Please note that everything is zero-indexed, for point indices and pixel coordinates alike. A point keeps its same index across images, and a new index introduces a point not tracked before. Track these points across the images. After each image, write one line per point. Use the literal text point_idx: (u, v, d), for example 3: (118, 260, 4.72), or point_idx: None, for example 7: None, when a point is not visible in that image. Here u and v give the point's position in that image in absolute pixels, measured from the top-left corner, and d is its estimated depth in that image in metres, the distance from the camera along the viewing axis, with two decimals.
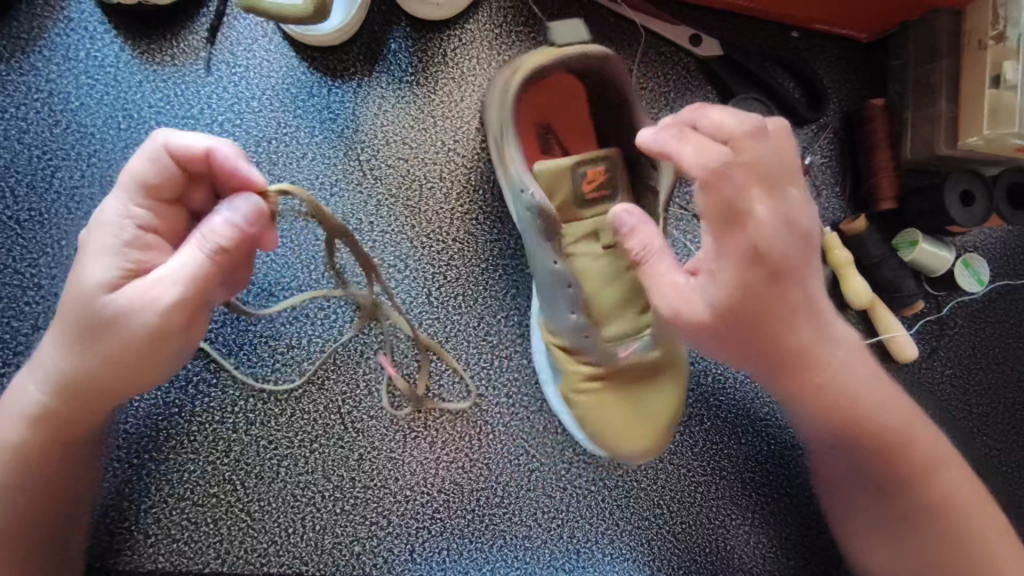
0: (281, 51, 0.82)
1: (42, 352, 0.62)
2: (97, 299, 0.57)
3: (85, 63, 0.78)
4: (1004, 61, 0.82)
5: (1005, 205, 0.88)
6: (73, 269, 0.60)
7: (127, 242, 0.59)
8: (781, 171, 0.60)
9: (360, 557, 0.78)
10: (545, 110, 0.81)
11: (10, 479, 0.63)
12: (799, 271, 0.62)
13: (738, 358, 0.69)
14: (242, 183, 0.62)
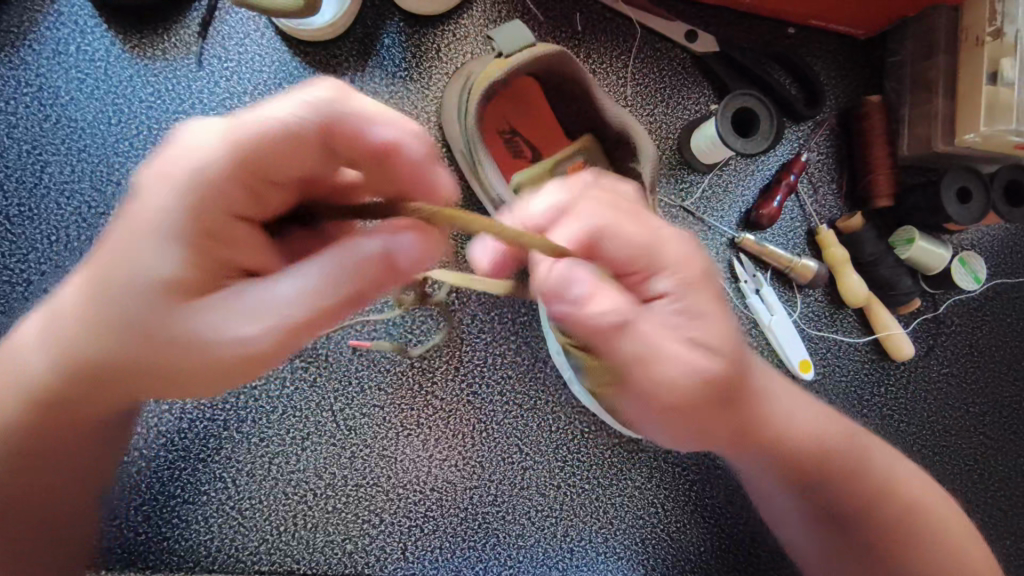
0: (274, 45, 0.81)
1: (64, 306, 0.57)
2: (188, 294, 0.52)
3: (75, 57, 0.77)
4: (1002, 58, 0.83)
5: (1002, 203, 0.88)
6: (125, 241, 0.53)
7: (188, 216, 0.52)
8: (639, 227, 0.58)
9: (352, 555, 0.77)
10: (505, 115, 0.79)
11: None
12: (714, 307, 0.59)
13: (704, 437, 0.65)
14: (422, 188, 0.58)
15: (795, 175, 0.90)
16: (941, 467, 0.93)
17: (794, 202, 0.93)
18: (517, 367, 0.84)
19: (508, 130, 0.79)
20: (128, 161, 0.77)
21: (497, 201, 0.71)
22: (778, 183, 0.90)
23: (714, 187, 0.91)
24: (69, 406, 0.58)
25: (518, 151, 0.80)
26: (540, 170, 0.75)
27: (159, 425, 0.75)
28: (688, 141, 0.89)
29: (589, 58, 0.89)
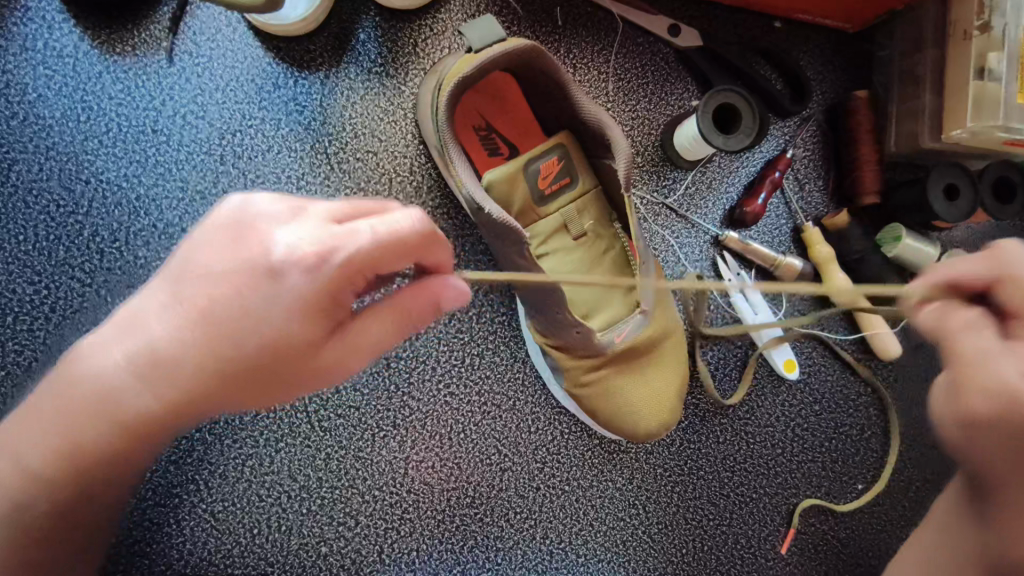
0: (246, 41, 0.80)
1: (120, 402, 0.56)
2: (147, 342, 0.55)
3: (43, 53, 0.76)
4: (989, 53, 0.79)
5: (990, 200, 0.86)
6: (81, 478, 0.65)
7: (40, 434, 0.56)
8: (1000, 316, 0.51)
9: (327, 558, 0.76)
10: (481, 111, 0.77)
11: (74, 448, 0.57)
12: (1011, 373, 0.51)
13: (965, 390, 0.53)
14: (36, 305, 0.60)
15: (780, 172, 0.88)
16: (926, 469, 0.92)
17: (779, 199, 0.92)
18: (495, 368, 0.82)
19: (484, 125, 0.77)
20: (97, 159, 0.76)
21: (470, 203, 0.70)
22: (761, 180, 0.89)
23: (698, 183, 0.90)
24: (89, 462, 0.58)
25: (494, 147, 0.78)
26: (514, 169, 0.74)
27: None
28: (671, 138, 0.88)
29: (569, 53, 0.88)
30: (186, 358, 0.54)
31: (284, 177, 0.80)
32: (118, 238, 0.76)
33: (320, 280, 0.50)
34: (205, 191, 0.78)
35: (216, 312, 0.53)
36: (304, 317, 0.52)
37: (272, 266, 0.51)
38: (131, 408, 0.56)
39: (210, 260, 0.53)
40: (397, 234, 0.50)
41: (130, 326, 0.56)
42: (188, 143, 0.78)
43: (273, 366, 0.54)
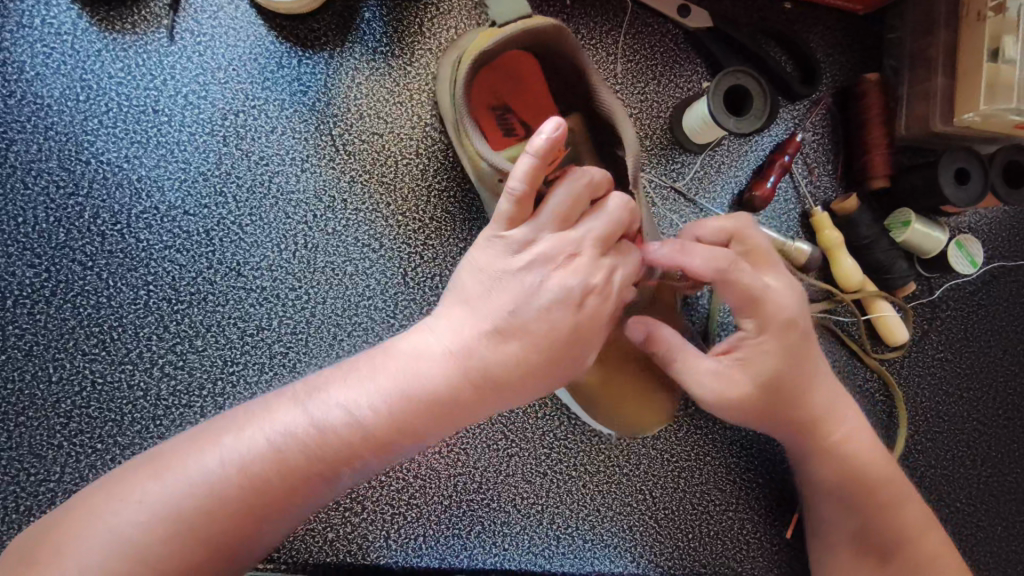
0: (249, 19, 0.78)
1: (398, 377, 0.58)
2: (396, 376, 0.58)
3: (40, 30, 0.74)
4: (1004, 36, 0.79)
5: (1002, 185, 0.85)
6: (202, 449, 0.55)
7: (422, 376, 0.57)
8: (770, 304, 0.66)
9: (334, 543, 0.77)
10: (500, 87, 0.76)
11: (427, 398, 0.57)
12: (804, 379, 0.69)
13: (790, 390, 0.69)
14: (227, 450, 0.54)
15: (789, 156, 0.87)
16: (932, 455, 0.91)
17: (787, 183, 0.91)
18: None
19: (502, 105, 0.76)
20: (98, 140, 0.75)
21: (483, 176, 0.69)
22: (771, 164, 0.87)
23: (707, 167, 0.89)
24: (437, 411, 0.58)
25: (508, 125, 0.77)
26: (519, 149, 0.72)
27: (134, 412, 0.73)
28: (680, 121, 0.87)
29: (578, 34, 0.86)
30: (373, 414, 0.56)
31: (288, 159, 0.78)
32: (119, 220, 0.75)
33: (563, 280, 0.58)
34: (208, 172, 0.77)
35: (511, 296, 0.58)
36: (555, 307, 0.58)
37: (525, 244, 0.59)
38: (430, 386, 0.57)
39: (480, 285, 0.60)
40: (615, 219, 0.60)
41: (382, 360, 0.59)
42: (190, 123, 0.77)
43: (557, 343, 0.59)
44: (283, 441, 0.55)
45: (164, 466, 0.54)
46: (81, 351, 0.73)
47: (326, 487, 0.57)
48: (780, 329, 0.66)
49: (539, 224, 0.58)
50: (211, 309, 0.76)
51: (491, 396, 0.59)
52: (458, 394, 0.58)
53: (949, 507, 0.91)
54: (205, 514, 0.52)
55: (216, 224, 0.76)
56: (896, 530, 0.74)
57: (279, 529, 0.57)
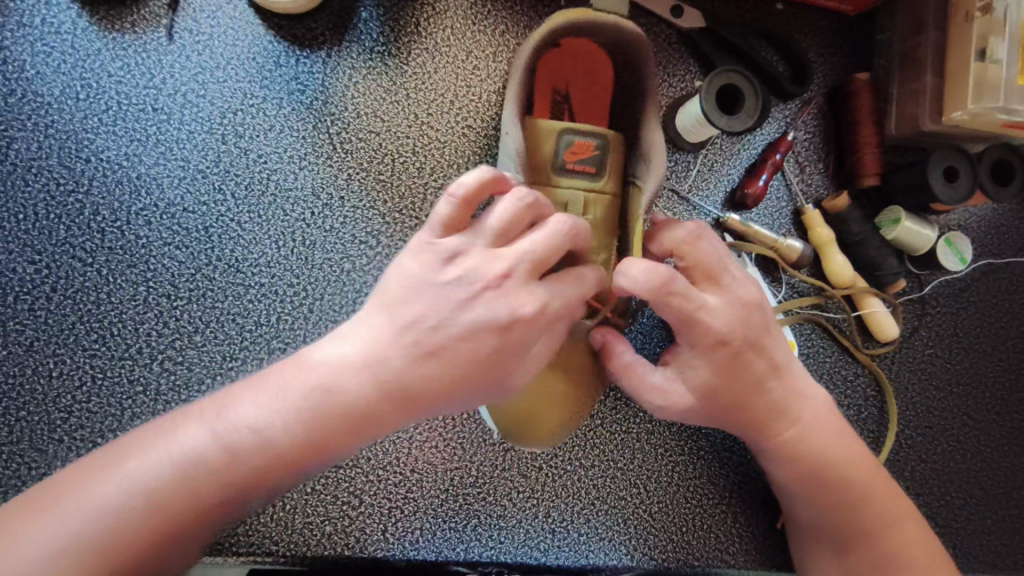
0: (247, 18, 0.79)
1: (314, 393, 0.56)
2: (310, 388, 0.57)
3: (41, 29, 0.75)
4: (992, 36, 0.80)
5: (989, 182, 0.87)
6: (119, 469, 0.55)
7: (339, 390, 0.56)
8: (706, 325, 0.64)
9: (332, 537, 0.78)
10: (569, 77, 0.78)
11: (345, 413, 0.56)
12: (749, 383, 0.68)
13: (733, 394, 0.68)
14: (139, 469, 0.55)
15: (781, 154, 0.88)
16: (923, 449, 0.93)
17: (780, 181, 0.92)
18: None
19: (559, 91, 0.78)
20: (98, 137, 0.76)
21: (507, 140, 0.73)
22: (762, 162, 0.89)
23: (700, 165, 0.90)
24: (357, 427, 0.57)
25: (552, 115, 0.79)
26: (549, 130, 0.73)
27: (133, 407, 0.74)
28: (674, 121, 0.88)
29: None
30: (287, 427, 0.56)
31: (286, 156, 0.79)
32: (119, 217, 0.76)
33: (490, 304, 0.56)
34: (207, 170, 0.77)
35: (427, 305, 0.56)
36: (483, 327, 0.56)
37: (450, 259, 0.57)
38: (341, 397, 0.56)
39: (400, 289, 0.57)
40: (556, 242, 0.58)
41: (298, 366, 0.58)
42: (189, 122, 0.77)
43: (481, 365, 0.56)
44: (221, 442, 0.56)
45: (112, 460, 0.56)
46: (81, 347, 0.74)
47: (244, 501, 0.58)
48: (712, 349, 0.66)
49: (475, 237, 0.58)
50: (209, 305, 0.76)
51: (412, 414, 0.58)
52: (366, 407, 0.56)
53: (939, 500, 0.92)
54: (148, 514, 0.54)
55: (215, 221, 0.77)
56: (865, 525, 0.72)
57: (219, 526, 0.58)
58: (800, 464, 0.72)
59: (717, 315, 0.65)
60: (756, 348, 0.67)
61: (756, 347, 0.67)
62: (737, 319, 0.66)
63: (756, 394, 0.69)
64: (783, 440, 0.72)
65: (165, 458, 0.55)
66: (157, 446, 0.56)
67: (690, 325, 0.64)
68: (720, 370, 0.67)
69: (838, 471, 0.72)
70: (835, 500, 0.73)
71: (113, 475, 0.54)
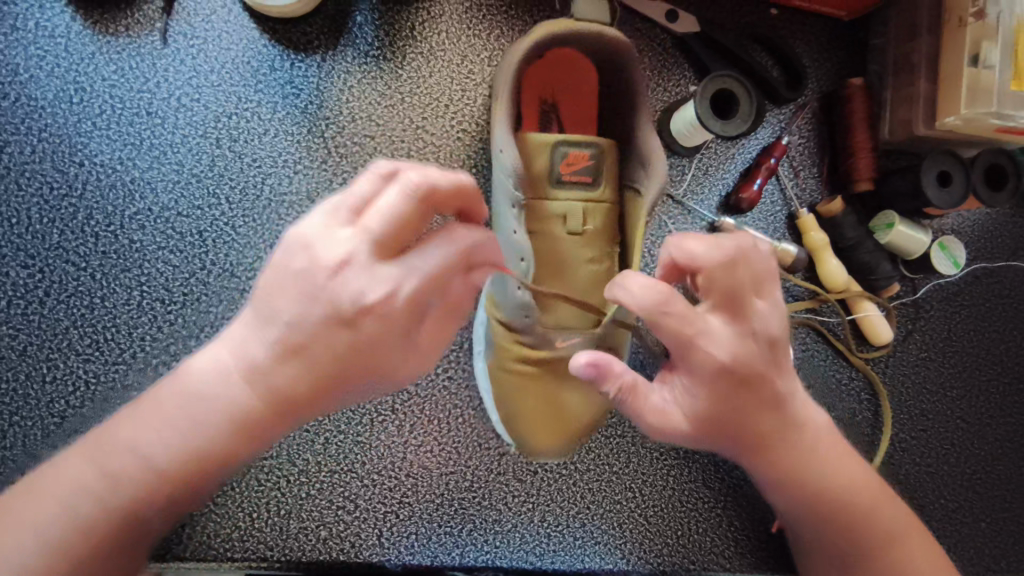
0: (241, 22, 0.79)
1: (218, 385, 0.54)
2: (212, 383, 0.55)
3: (34, 33, 0.75)
4: (983, 41, 0.81)
5: (982, 187, 0.87)
6: (48, 483, 0.55)
7: (239, 382, 0.54)
8: (709, 347, 0.59)
9: (327, 542, 0.77)
10: (556, 87, 0.80)
11: (250, 408, 0.54)
12: (754, 411, 0.63)
13: (738, 422, 0.63)
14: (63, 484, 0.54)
15: (775, 159, 0.88)
16: (917, 452, 0.93)
17: (774, 186, 0.92)
18: None
19: (549, 102, 0.80)
20: (91, 141, 0.75)
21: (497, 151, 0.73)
22: (758, 167, 0.89)
23: (695, 170, 0.90)
24: (276, 417, 0.55)
25: (541, 127, 0.80)
26: (541, 144, 0.73)
27: None
28: (668, 125, 0.88)
29: None
30: (205, 423, 0.54)
31: (281, 160, 0.79)
32: (113, 221, 0.75)
33: (345, 290, 0.50)
34: (201, 174, 0.77)
35: (293, 303, 0.51)
36: (331, 320, 0.50)
37: (339, 268, 0.50)
38: (227, 404, 0.54)
39: (268, 285, 0.52)
40: (399, 219, 0.50)
41: (176, 383, 0.56)
42: (184, 126, 0.77)
43: (357, 352, 0.52)
44: (110, 469, 0.54)
45: (16, 499, 0.54)
46: (75, 352, 0.73)
47: (185, 495, 0.58)
48: (712, 377, 0.60)
49: (353, 232, 0.50)
50: (204, 310, 0.76)
51: (321, 399, 0.55)
52: (258, 411, 0.54)
53: (934, 504, 0.92)
54: (74, 545, 0.53)
55: (209, 225, 0.77)
56: (867, 543, 0.71)
57: (151, 527, 0.59)
58: (799, 483, 0.69)
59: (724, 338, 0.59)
60: (765, 380, 0.61)
61: (767, 377, 0.61)
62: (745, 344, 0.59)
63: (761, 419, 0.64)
64: (784, 462, 0.68)
65: (87, 469, 0.55)
66: (82, 457, 0.55)
67: (690, 349, 0.59)
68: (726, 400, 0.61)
69: (839, 492, 0.70)
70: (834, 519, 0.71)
71: (45, 490, 0.54)
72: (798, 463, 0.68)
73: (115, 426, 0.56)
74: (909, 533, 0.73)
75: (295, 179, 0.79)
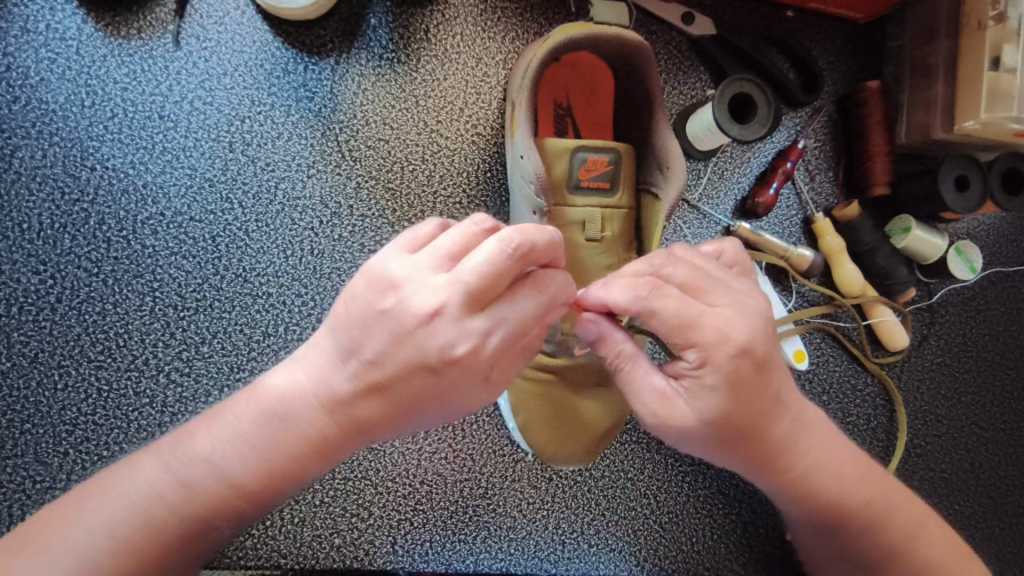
0: (254, 24, 0.78)
1: (289, 407, 0.55)
2: (285, 402, 0.56)
3: (45, 35, 0.74)
4: (1004, 44, 0.80)
5: (1000, 191, 0.86)
6: (115, 484, 0.56)
7: (312, 403, 0.55)
8: (712, 329, 0.55)
9: (340, 549, 0.77)
10: (570, 91, 0.79)
11: (323, 432, 0.55)
12: (762, 413, 0.59)
13: (747, 427, 0.59)
14: (134, 487, 0.55)
15: (791, 163, 0.87)
16: (931, 458, 0.92)
17: (789, 189, 0.91)
18: None
19: (564, 106, 0.79)
20: (103, 145, 0.75)
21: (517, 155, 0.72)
22: (773, 171, 0.88)
23: (710, 174, 0.89)
24: (344, 441, 0.56)
25: (557, 132, 0.79)
26: (560, 150, 0.72)
27: (140, 420, 0.73)
28: (683, 128, 0.87)
29: None
30: (276, 439, 0.56)
31: (294, 165, 0.78)
32: (125, 226, 0.75)
33: (435, 338, 0.50)
34: (214, 178, 0.76)
35: (377, 342, 0.51)
36: (414, 365, 0.51)
37: (432, 315, 0.50)
38: (299, 424, 0.55)
39: (349, 320, 0.52)
40: (499, 273, 0.49)
41: (251, 398, 0.57)
42: (197, 130, 0.76)
43: (432, 391, 0.53)
44: (186, 477, 0.55)
45: (89, 496, 0.55)
46: (87, 358, 0.73)
47: (244, 511, 0.59)
48: (726, 362, 0.54)
49: (447, 283, 0.49)
50: (217, 315, 0.75)
51: (386, 428, 0.56)
52: (327, 434, 0.55)
53: (948, 510, 0.92)
54: (134, 547, 0.54)
55: (222, 230, 0.76)
56: (891, 553, 0.68)
57: (216, 537, 0.59)
58: (811, 492, 0.66)
59: (729, 320, 0.55)
60: (771, 369, 0.57)
61: (769, 372, 0.57)
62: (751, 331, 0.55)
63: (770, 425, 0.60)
64: (794, 472, 0.64)
65: (155, 475, 0.55)
66: (152, 462, 0.56)
67: (693, 331, 0.55)
68: (736, 399, 0.56)
69: (862, 492, 0.66)
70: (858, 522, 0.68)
71: (114, 491, 0.55)
72: (808, 474, 0.65)
73: (188, 435, 0.57)
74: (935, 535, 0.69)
75: (308, 183, 0.78)
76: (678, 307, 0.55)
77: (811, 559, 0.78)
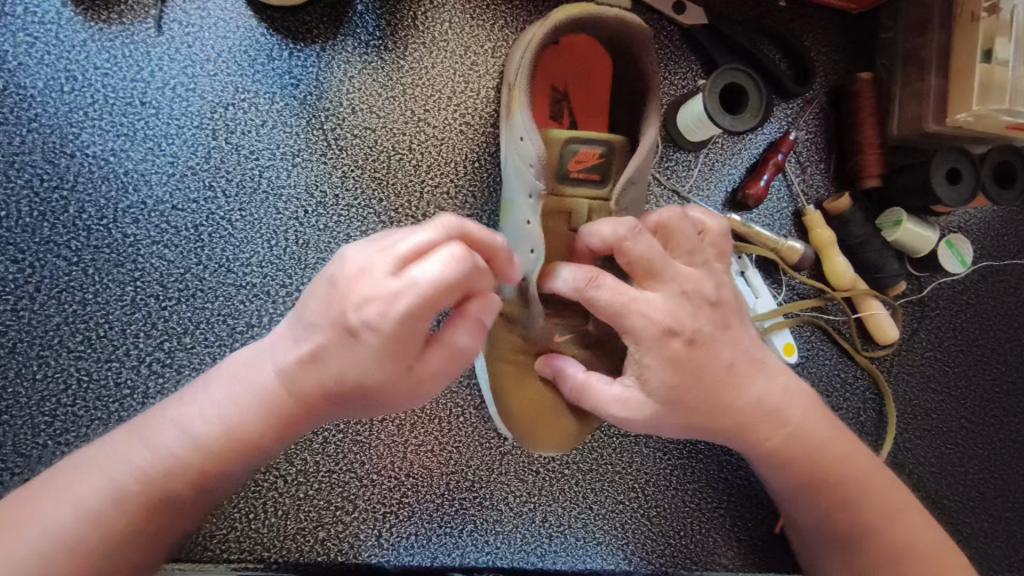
0: (238, 10, 0.77)
1: (255, 378, 0.57)
2: (250, 374, 0.58)
3: (23, 19, 0.72)
4: (996, 37, 0.80)
5: (991, 184, 0.86)
6: (92, 458, 0.56)
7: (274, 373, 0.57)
8: (658, 310, 0.59)
9: (324, 543, 0.76)
10: (568, 76, 0.78)
11: (286, 402, 0.57)
12: (718, 385, 0.62)
13: (704, 401, 0.62)
14: (106, 461, 0.55)
15: (783, 155, 0.87)
16: (921, 451, 0.92)
17: (781, 181, 0.91)
18: None
19: (560, 92, 0.78)
20: (83, 132, 0.73)
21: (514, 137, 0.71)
22: (765, 162, 0.88)
23: (702, 166, 0.89)
24: (304, 411, 0.58)
25: (552, 116, 0.77)
26: (555, 137, 0.71)
27: (120, 411, 0.72)
28: (675, 119, 0.86)
29: None
30: (242, 410, 0.57)
31: (279, 153, 0.77)
32: (106, 215, 0.73)
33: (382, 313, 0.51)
34: (196, 167, 0.75)
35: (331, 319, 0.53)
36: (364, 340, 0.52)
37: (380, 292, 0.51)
38: (262, 393, 0.57)
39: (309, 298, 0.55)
40: (451, 266, 0.51)
41: (216, 375, 0.59)
42: (179, 116, 0.75)
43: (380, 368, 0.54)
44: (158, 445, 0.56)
45: (65, 473, 0.55)
46: (67, 349, 0.71)
47: (206, 486, 0.58)
48: (657, 341, 0.59)
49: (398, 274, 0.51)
50: (200, 306, 0.74)
51: (342, 401, 0.58)
52: (282, 411, 0.57)
53: (936, 504, 0.91)
54: (107, 522, 0.53)
55: (205, 219, 0.75)
56: (867, 535, 0.68)
57: (182, 518, 0.58)
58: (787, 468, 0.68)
59: (672, 298, 0.60)
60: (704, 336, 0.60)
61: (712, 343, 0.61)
62: (687, 305, 0.60)
63: (731, 397, 0.63)
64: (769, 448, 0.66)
65: (128, 447, 0.56)
66: (126, 436, 0.57)
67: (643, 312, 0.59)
68: (680, 369, 0.60)
69: (823, 455, 0.68)
70: (828, 492, 0.68)
71: (91, 465, 0.56)
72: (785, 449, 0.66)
73: (161, 410, 0.59)
74: (912, 520, 0.69)
75: (292, 170, 0.77)
76: (625, 293, 0.59)
77: (796, 540, 0.78)
